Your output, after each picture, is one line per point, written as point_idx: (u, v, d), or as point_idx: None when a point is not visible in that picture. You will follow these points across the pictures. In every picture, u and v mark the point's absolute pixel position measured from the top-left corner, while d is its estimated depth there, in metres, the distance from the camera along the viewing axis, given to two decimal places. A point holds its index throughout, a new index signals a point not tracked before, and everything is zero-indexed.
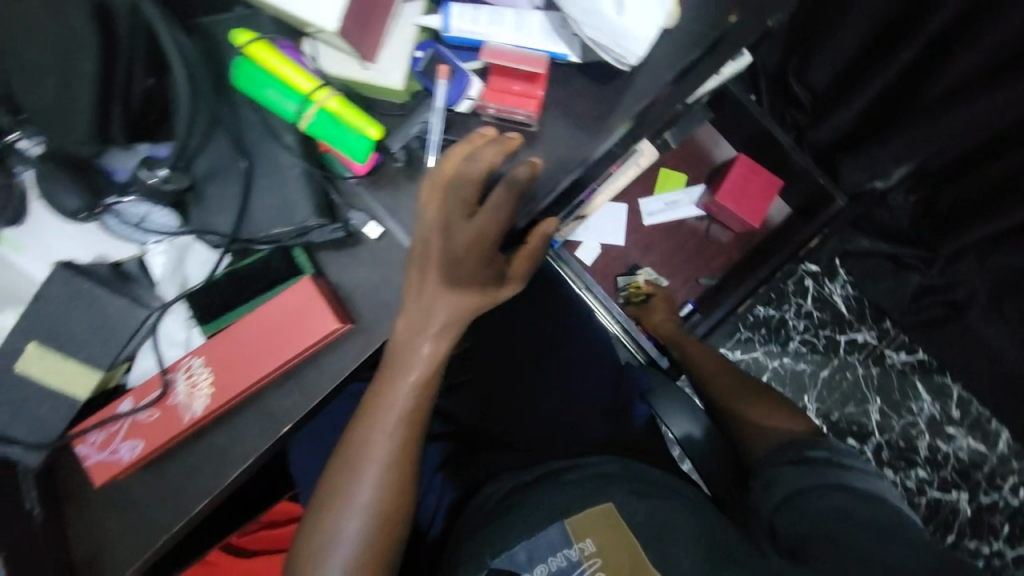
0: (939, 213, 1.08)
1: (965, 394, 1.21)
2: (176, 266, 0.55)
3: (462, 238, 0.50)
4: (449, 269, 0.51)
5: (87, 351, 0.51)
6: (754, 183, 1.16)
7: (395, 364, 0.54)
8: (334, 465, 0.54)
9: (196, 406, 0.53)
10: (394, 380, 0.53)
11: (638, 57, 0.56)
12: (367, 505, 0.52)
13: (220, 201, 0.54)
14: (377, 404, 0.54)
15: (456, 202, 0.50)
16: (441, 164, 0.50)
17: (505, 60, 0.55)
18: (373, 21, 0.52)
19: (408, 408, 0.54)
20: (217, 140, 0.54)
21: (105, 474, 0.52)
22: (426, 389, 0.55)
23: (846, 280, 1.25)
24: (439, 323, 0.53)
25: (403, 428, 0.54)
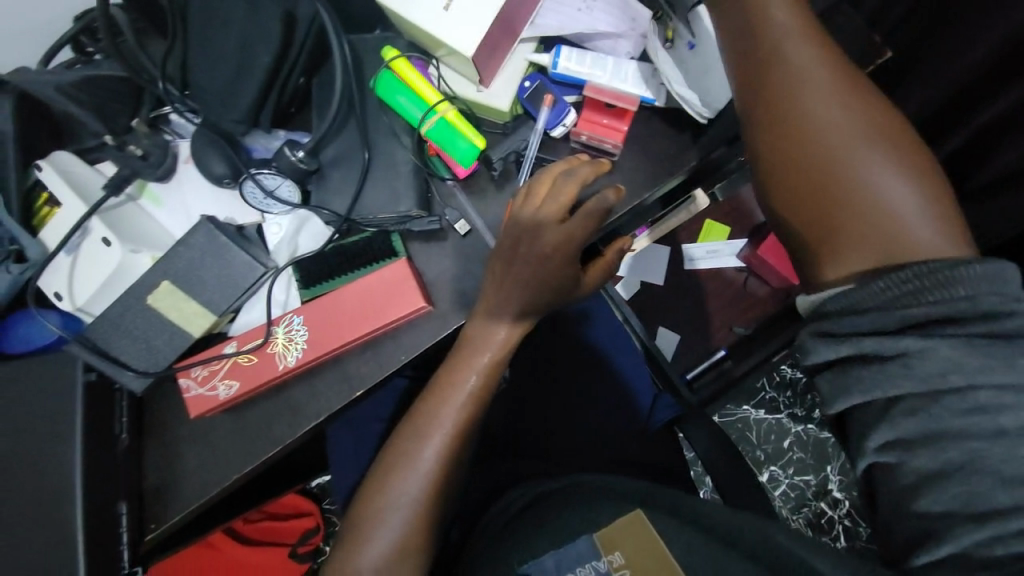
0: None
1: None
2: (292, 236, 0.63)
3: (551, 238, 0.56)
4: (535, 264, 0.56)
5: (208, 296, 0.58)
6: None
7: (472, 344, 0.59)
8: (402, 432, 0.58)
9: (291, 357, 0.59)
10: (469, 359, 0.58)
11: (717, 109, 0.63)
12: (428, 472, 0.56)
13: (340, 184, 0.63)
14: (450, 379, 0.58)
15: (552, 207, 0.56)
16: (544, 175, 0.58)
17: (601, 96, 0.64)
18: (495, 53, 0.62)
19: (476, 387, 0.58)
20: (346, 134, 0.63)
21: (203, 407, 0.59)
22: (495, 371, 0.59)
23: None
24: (516, 311, 0.58)
25: (469, 404, 0.58)
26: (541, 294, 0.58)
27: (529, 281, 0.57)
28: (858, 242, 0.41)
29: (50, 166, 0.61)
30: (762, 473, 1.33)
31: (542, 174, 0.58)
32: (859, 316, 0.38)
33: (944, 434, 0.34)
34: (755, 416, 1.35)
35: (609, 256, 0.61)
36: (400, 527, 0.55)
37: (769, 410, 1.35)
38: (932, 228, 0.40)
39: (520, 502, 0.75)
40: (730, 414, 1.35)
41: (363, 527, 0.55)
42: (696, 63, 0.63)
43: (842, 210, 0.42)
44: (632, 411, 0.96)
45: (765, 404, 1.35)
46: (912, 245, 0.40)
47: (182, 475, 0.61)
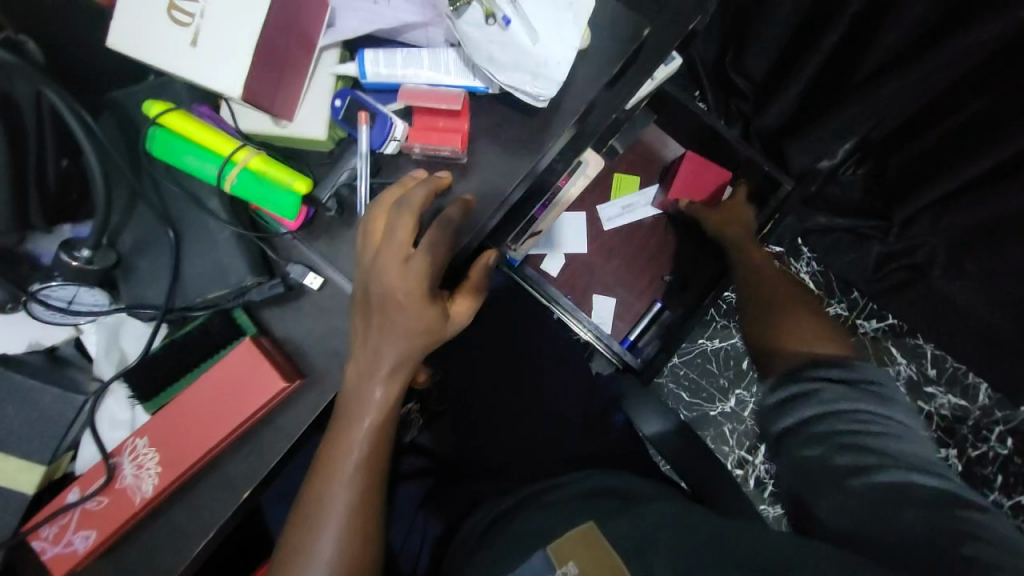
0: (887, 180, 1.08)
1: (937, 352, 1.20)
2: (110, 343, 0.54)
3: (398, 282, 0.51)
4: (390, 312, 0.52)
5: (27, 445, 0.51)
6: (705, 177, 1.18)
7: (348, 416, 0.54)
8: (293, 526, 0.55)
9: (146, 486, 0.51)
10: (349, 429, 0.54)
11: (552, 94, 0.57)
12: (329, 562, 0.53)
13: (151, 273, 0.53)
14: (333, 459, 0.55)
15: (393, 247, 0.51)
16: (379, 207, 0.52)
17: (424, 102, 0.56)
18: (287, 81, 0.52)
19: (363, 461, 0.55)
20: (140, 213, 0.53)
21: (66, 565, 0.51)
22: (382, 432, 0.55)
23: (811, 257, 1.25)
24: (392, 363, 0.53)
25: (360, 479, 0.55)
26: (408, 337, 0.53)
27: (387, 331, 0.52)
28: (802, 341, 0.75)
29: None
30: (729, 399, 1.36)
31: (373, 208, 0.53)
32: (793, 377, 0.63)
33: (835, 427, 0.57)
34: (712, 347, 1.36)
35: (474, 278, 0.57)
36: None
37: (722, 339, 1.36)
38: (832, 342, 0.74)
39: (479, 525, 0.73)
40: (687, 350, 1.36)
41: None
42: (524, 34, 0.56)
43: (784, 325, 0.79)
44: (574, 399, 0.93)
45: (717, 334, 1.36)
46: (818, 344, 0.74)
47: None
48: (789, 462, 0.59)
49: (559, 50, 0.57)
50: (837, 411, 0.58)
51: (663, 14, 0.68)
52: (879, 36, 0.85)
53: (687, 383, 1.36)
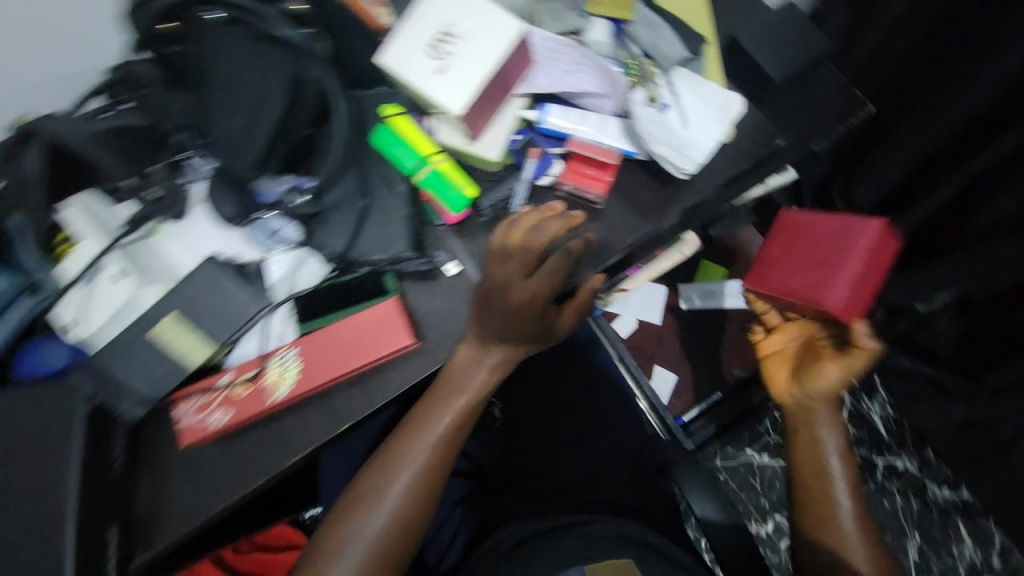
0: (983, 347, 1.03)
1: (1006, 541, 1.16)
2: (291, 273, 0.66)
3: (518, 294, 0.61)
4: (505, 320, 0.61)
5: (209, 328, 0.62)
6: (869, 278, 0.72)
7: (450, 386, 0.64)
8: (374, 467, 0.63)
9: (281, 390, 0.62)
10: (449, 400, 0.64)
11: (695, 168, 0.67)
12: (392, 508, 0.61)
13: (338, 227, 0.67)
14: (426, 418, 0.64)
15: (518, 265, 0.61)
16: (496, 242, 0.63)
17: (587, 150, 0.68)
18: (487, 110, 0.66)
19: (450, 428, 0.64)
20: (347, 178, 0.67)
21: (195, 435, 0.61)
22: (469, 413, 0.65)
23: (885, 399, 1.27)
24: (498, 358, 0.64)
25: (439, 444, 0.64)
26: (516, 337, 0.64)
27: (500, 335, 0.62)
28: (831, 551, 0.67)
29: (79, 207, 0.64)
30: (766, 520, 1.29)
31: (512, 226, 0.63)
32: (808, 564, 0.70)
33: None
34: (758, 462, 1.31)
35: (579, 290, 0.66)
36: (359, 560, 0.59)
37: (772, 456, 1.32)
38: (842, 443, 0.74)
39: (510, 539, 0.76)
40: (732, 458, 1.32)
41: (322, 559, 0.59)
42: (676, 121, 0.68)
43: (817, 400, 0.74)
44: (621, 454, 0.96)
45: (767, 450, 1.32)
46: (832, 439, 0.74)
47: (168, 503, 0.62)
48: None
49: (704, 140, 0.68)
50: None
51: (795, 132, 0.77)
52: (994, 199, 0.89)
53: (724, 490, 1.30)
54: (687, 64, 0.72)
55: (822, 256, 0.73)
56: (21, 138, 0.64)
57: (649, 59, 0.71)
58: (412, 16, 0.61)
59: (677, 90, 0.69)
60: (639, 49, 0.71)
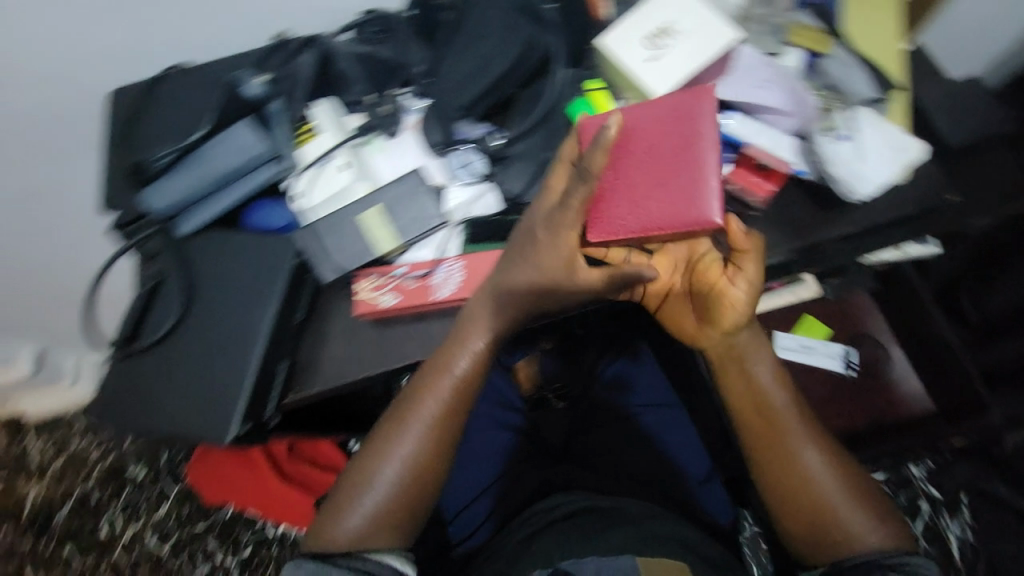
0: None
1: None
2: (469, 201, 0.76)
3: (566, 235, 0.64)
4: (547, 268, 0.66)
5: (399, 227, 0.74)
6: (667, 164, 0.62)
7: (460, 338, 0.69)
8: (392, 414, 0.69)
9: (444, 290, 0.73)
10: (462, 344, 0.68)
11: (866, 196, 0.71)
12: (409, 452, 0.66)
13: (518, 174, 0.76)
14: (439, 364, 0.68)
15: (571, 206, 0.62)
16: (547, 200, 0.65)
17: (760, 152, 0.73)
18: None
19: (464, 371, 0.68)
20: (538, 134, 0.77)
21: (366, 309, 0.73)
22: (483, 359, 0.69)
23: (967, 523, 1.30)
24: (510, 306, 0.68)
25: (456, 386, 0.68)
26: (535, 292, 0.67)
27: (516, 286, 0.67)
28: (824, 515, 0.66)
29: (323, 107, 0.78)
30: None
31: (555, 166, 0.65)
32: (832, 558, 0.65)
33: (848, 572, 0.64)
34: None
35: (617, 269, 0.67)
36: (382, 496, 0.65)
37: None
38: (767, 372, 0.70)
39: (563, 509, 0.84)
40: None
41: (351, 492, 0.66)
42: (853, 154, 0.71)
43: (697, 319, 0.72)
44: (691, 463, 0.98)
45: None
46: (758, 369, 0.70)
47: (321, 360, 0.74)
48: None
49: (875, 176, 0.71)
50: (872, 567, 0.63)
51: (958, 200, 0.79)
52: None
53: None
54: (871, 106, 0.75)
55: (670, 145, 0.62)
56: (301, 47, 0.80)
57: (835, 93, 0.76)
58: (640, 12, 0.70)
59: (860, 127, 0.72)
60: (826, 83, 0.76)
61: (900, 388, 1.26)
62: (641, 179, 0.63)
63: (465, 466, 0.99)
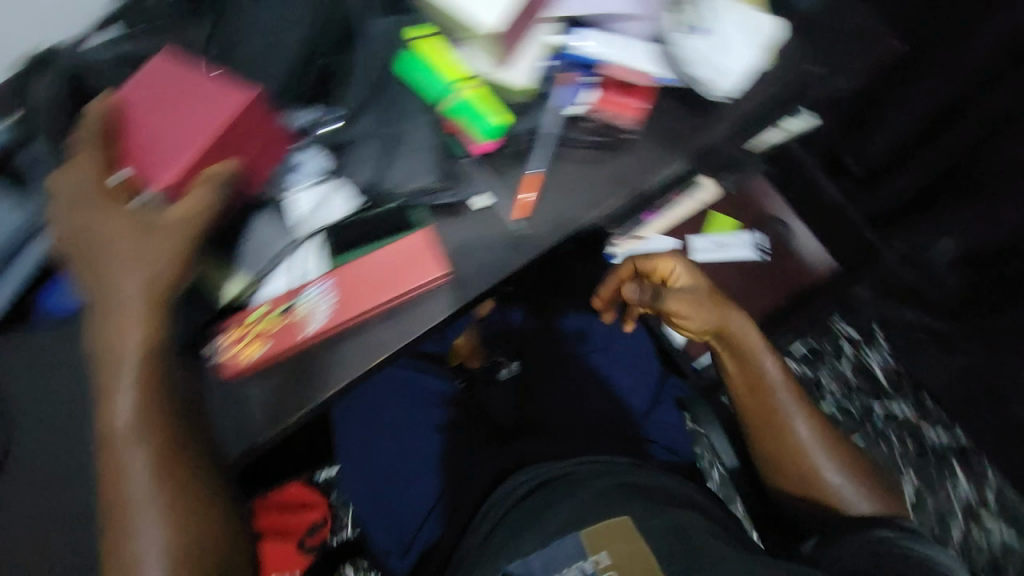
0: (982, 288, 1.32)
1: (1000, 482, 1.37)
2: (316, 206, 0.64)
3: (114, 219, 0.55)
4: (137, 251, 0.55)
5: (245, 261, 0.63)
6: (139, 107, 0.59)
7: (104, 373, 0.53)
8: (108, 532, 0.53)
9: (315, 322, 0.60)
10: (110, 394, 0.53)
11: (733, 94, 0.67)
12: (161, 538, 0.53)
13: (367, 160, 0.65)
14: (103, 436, 0.53)
15: (83, 189, 0.56)
16: (61, 201, 0.56)
17: (623, 73, 0.66)
18: (516, 34, 0.64)
19: (133, 416, 0.53)
20: (374, 107, 0.65)
21: (229, 371, 0.60)
22: (147, 387, 0.54)
23: (886, 351, 1.46)
24: (128, 298, 0.54)
25: (147, 431, 0.53)
26: (140, 274, 0.55)
27: (113, 283, 0.54)
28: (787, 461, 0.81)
29: None
30: None
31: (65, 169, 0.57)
32: (843, 538, 0.69)
33: (868, 544, 0.67)
34: None
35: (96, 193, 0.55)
36: None
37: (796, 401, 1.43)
38: (779, 368, 0.82)
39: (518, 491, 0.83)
40: None
41: None
42: (714, 48, 0.65)
43: (752, 360, 0.83)
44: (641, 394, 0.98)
45: None
46: (765, 365, 0.82)
47: None
48: (844, 551, 0.68)
49: (739, 70, 0.66)
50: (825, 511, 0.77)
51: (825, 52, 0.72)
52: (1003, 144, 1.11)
53: None
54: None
55: (166, 97, 0.59)
56: (44, 75, 0.62)
57: None
58: None
59: (716, 17, 0.66)
60: None
61: (807, 257, 1.32)
62: (168, 126, 0.58)
63: (420, 478, 0.94)
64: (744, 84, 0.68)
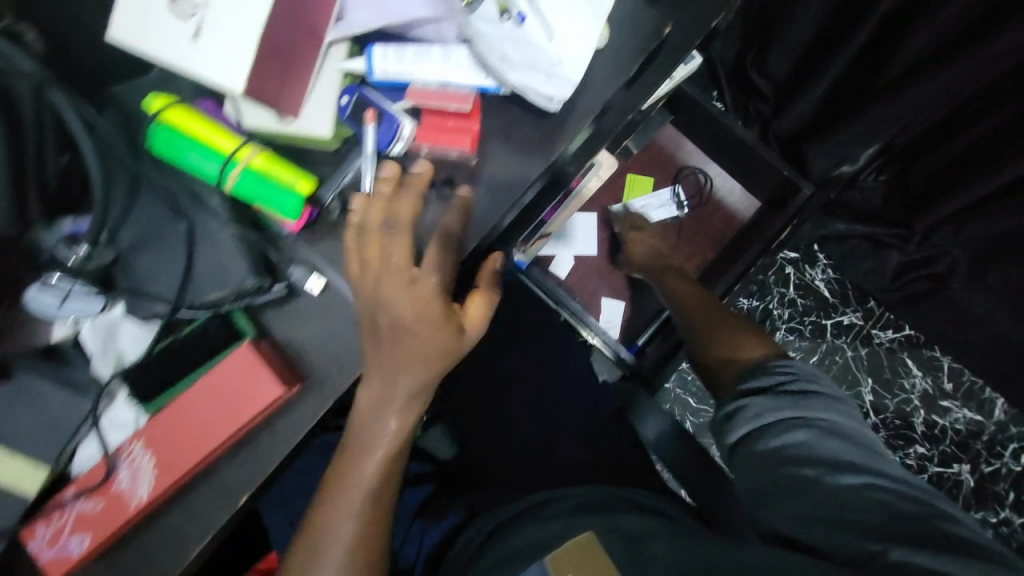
0: (916, 185, 1.16)
1: (955, 365, 1.31)
2: (106, 343, 0.52)
3: (423, 290, 0.53)
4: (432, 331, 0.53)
5: (32, 446, 0.50)
6: None
7: (359, 444, 0.55)
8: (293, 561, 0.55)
9: (143, 490, 0.50)
10: (353, 468, 0.55)
11: (562, 97, 0.54)
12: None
13: (157, 270, 0.52)
14: (338, 491, 0.55)
15: (402, 242, 0.53)
16: (362, 233, 0.53)
17: (430, 100, 0.54)
18: (294, 76, 0.50)
19: (376, 488, 0.55)
20: (143, 199, 0.52)
21: (60, 571, 0.49)
22: (390, 468, 0.56)
23: (826, 264, 1.35)
24: (402, 392, 0.54)
25: (366, 510, 0.55)
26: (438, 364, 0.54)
27: (391, 371, 0.53)
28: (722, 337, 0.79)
29: None
30: None
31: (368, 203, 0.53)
32: (768, 429, 0.59)
33: (786, 444, 0.57)
34: None
35: (408, 234, 0.53)
36: None
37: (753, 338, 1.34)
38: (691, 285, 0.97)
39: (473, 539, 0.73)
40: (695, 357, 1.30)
41: None
42: (540, 33, 0.56)
43: (674, 281, 1.00)
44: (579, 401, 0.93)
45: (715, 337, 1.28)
46: (682, 282, 0.99)
47: None
48: (754, 455, 0.58)
49: (576, 48, 0.56)
50: (764, 424, 0.60)
51: (689, 8, 0.61)
52: (913, 33, 0.89)
53: (695, 387, 1.28)
54: None
55: None
56: None
57: None
58: None
59: None
60: None
61: (729, 201, 1.27)
62: None
63: None
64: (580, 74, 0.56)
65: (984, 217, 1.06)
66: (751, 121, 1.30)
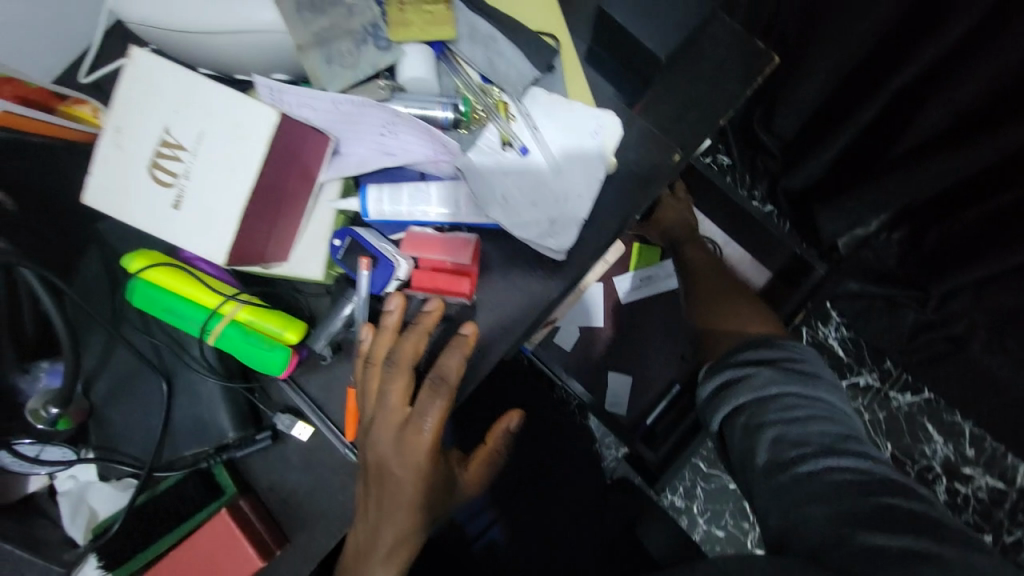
0: (928, 250, 1.01)
1: (977, 430, 1.19)
2: (78, 502, 0.50)
3: (417, 434, 0.49)
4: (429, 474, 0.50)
5: None
6: None
7: None
8: None
9: None
10: None
11: (560, 246, 0.52)
12: None
13: (133, 426, 0.49)
14: None
15: (399, 383, 0.49)
16: (367, 377, 0.50)
17: (428, 249, 0.51)
18: (284, 225, 0.48)
19: None
20: (121, 351, 0.50)
21: None
22: None
23: (839, 321, 1.23)
24: (388, 543, 0.49)
25: None
26: (428, 510, 0.51)
27: (379, 517, 0.49)
28: (716, 306, 1.01)
29: None
30: None
31: (377, 339, 0.50)
32: (754, 396, 0.57)
33: (769, 420, 0.55)
34: None
35: (405, 377, 0.49)
36: None
37: None
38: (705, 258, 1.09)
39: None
40: None
41: None
42: (544, 165, 0.53)
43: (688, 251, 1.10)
44: None
45: None
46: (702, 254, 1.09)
47: None
48: (739, 428, 0.57)
49: (580, 181, 0.53)
50: (765, 398, 0.56)
51: (693, 110, 0.58)
52: (923, 112, 0.82)
53: (706, 455, 1.19)
54: (541, 82, 0.56)
55: None
56: None
57: (494, 86, 0.54)
58: (113, 128, 0.41)
59: (533, 123, 0.54)
60: (476, 74, 0.54)
61: (740, 269, 1.22)
62: None
63: None
64: (582, 216, 0.52)
65: (1001, 288, 0.93)
66: (758, 174, 1.18)
